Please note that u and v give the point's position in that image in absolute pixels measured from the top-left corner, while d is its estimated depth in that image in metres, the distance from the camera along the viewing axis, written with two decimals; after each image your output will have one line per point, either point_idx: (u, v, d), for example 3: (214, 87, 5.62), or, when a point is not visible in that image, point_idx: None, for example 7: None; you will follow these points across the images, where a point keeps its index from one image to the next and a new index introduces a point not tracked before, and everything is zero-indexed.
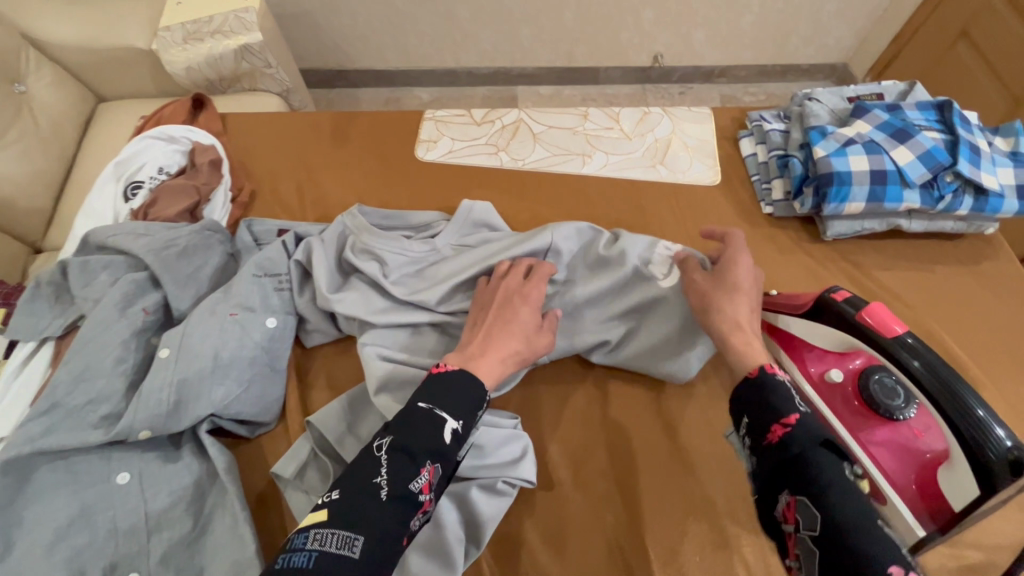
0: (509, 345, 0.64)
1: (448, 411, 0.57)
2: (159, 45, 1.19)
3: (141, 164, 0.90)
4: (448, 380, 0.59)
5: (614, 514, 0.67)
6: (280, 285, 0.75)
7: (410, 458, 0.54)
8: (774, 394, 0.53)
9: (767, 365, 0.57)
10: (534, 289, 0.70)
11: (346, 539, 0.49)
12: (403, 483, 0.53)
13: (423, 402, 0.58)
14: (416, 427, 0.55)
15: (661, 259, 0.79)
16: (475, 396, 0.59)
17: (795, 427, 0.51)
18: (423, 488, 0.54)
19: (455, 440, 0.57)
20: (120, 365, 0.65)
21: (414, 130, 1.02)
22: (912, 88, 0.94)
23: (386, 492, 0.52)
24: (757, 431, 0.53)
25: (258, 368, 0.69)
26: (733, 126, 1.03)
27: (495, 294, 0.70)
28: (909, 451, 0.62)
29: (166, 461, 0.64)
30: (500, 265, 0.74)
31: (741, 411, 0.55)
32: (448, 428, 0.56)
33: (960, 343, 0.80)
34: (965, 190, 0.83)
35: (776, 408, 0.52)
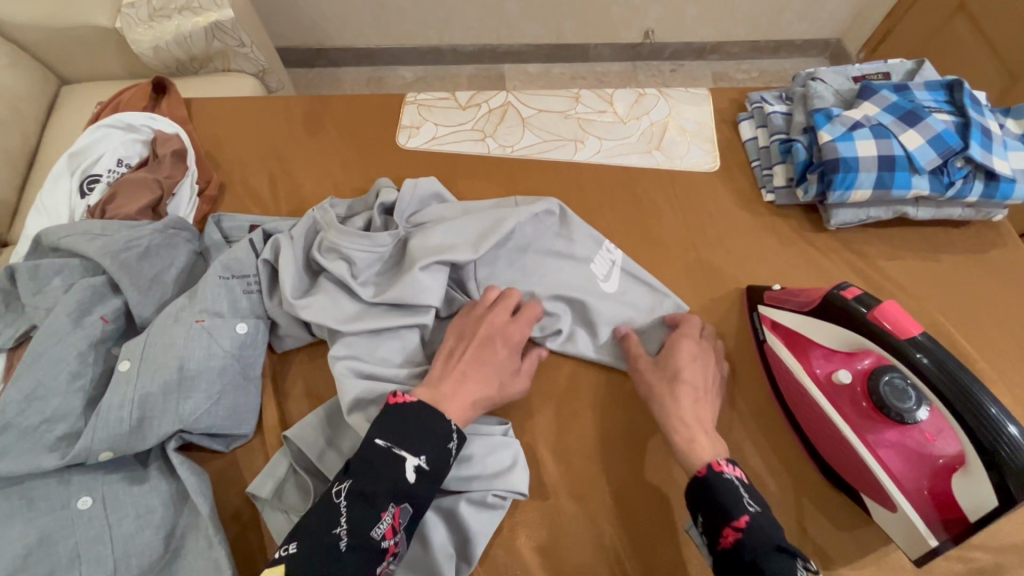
0: (484, 388, 0.62)
1: (408, 448, 0.55)
2: (123, 22, 1.10)
3: (97, 156, 0.83)
4: (410, 414, 0.57)
5: (614, 525, 0.64)
6: (249, 287, 0.69)
7: (370, 502, 0.53)
8: (725, 496, 0.55)
9: (715, 461, 0.58)
10: (518, 329, 0.68)
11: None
12: (363, 532, 0.52)
13: (381, 440, 0.55)
14: (375, 469, 0.54)
15: (604, 260, 0.79)
16: (440, 425, 0.57)
17: (746, 531, 0.53)
18: (386, 533, 0.53)
19: (420, 478, 0.55)
20: (77, 380, 0.60)
21: (395, 115, 0.95)
22: (920, 67, 0.89)
23: (346, 543, 0.51)
24: (711, 532, 0.55)
25: (230, 377, 0.64)
26: (732, 108, 0.98)
27: (477, 330, 0.66)
28: (921, 455, 0.59)
29: (132, 482, 0.60)
30: (489, 291, 0.70)
31: (695, 509, 0.57)
32: (409, 466, 0.55)
33: (966, 335, 0.77)
34: (976, 175, 0.79)
35: (727, 510, 0.54)
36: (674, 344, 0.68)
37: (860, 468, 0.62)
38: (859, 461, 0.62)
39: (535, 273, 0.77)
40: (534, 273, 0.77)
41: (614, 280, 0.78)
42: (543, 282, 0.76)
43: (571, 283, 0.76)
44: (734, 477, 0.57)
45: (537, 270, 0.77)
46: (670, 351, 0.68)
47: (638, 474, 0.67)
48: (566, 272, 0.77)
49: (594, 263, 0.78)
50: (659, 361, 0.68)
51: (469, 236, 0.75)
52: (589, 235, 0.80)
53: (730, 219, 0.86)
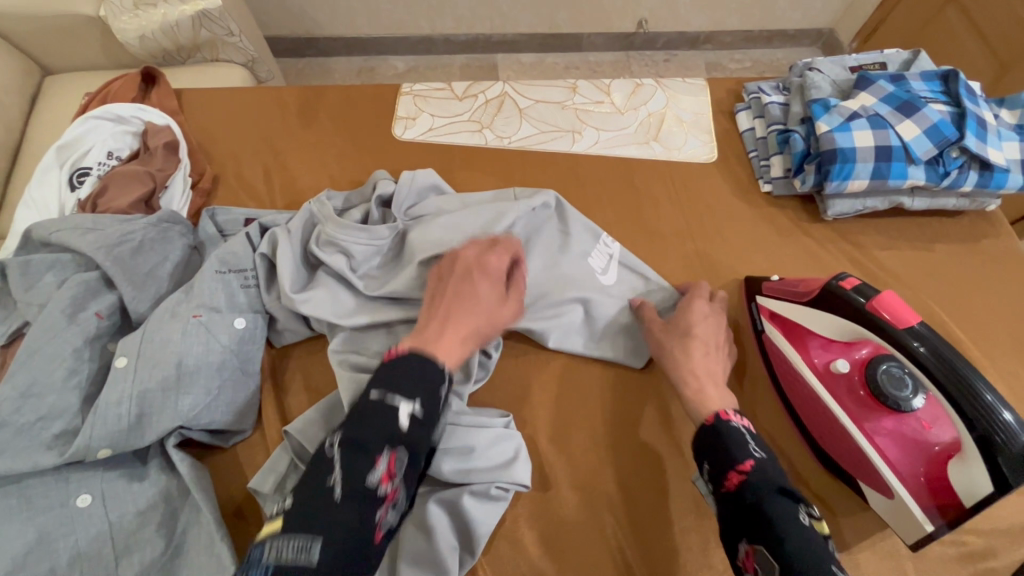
0: (469, 323, 0.61)
1: (402, 394, 0.52)
2: (108, 11, 1.07)
3: (87, 149, 0.81)
4: (400, 363, 0.54)
5: (614, 515, 0.64)
6: (246, 281, 0.69)
7: (363, 449, 0.48)
8: (732, 442, 0.57)
9: (723, 410, 0.60)
10: (495, 258, 0.66)
11: (302, 546, 0.43)
12: (357, 478, 0.47)
13: (375, 391, 0.52)
14: (366, 419, 0.50)
15: (601, 254, 0.79)
16: (431, 369, 0.54)
17: (751, 473, 0.54)
18: (382, 479, 0.48)
19: (415, 424, 0.52)
20: (72, 378, 0.59)
21: (390, 106, 0.94)
22: (916, 57, 0.89)
23: (340, 493, 0.46)
24: (716, 478, 0.56)
25: (229, 372, 0.63)
26: (729, 99, 0.98)
27: (455, 266, 0.65)
28: (917, 442, 0.60)
29: (132, 479, 0.59)
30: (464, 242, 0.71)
31: (701, 458, 0.58)
32: (405, 412, 0.51)
33: (960, 325, 0.78)
34: (970, 166, 0.80)
35: (734, 454, 0.56)
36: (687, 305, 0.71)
37: (857, 455, 0.63)
38: (857, 450, 0.62)
39: (535, 265, 0.76)
40: (534, 265, 0.76)
41: (612, 275, 0.78)
42: (541, 275, 0.76)
43: (571, 278, 0.76)
44: (742, 426, 0.59)
45: (539, 266, 0.76)
46: (692, 329, 0.67)
47: (638, 464, 0.67)
48: (565, 267, 0.77)
49: (592, 258, 0.78)
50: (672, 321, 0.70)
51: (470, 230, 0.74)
52: (586, 228, 0.80)
53: (727, 211, 0.86)
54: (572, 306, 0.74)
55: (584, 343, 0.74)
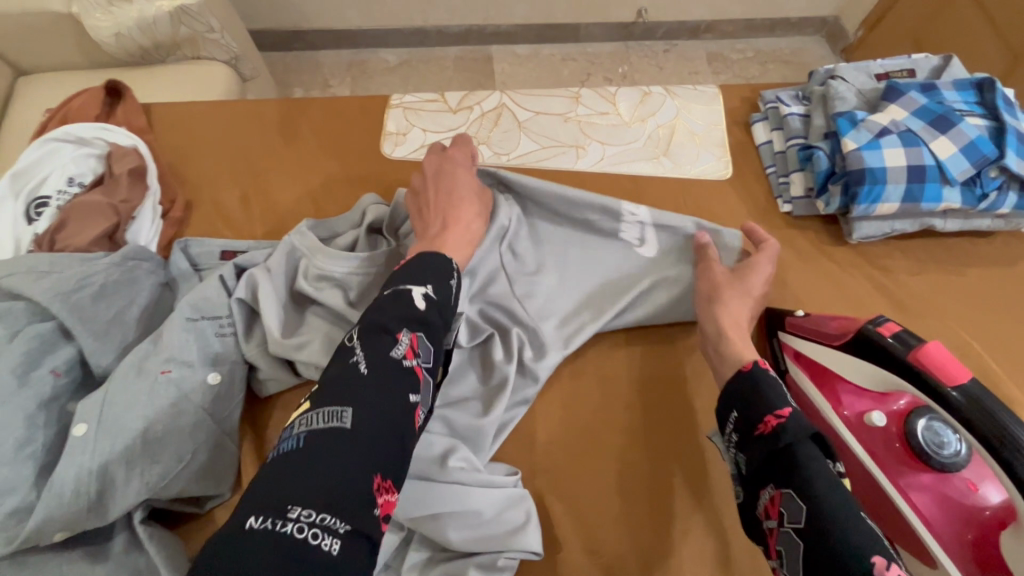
0: (464, 219, 0.65)
1: (412, 282, 0.53)
2: (80, 8, 1.00)
3: (44, 176, 0.74)
4: (411, 262, 0.55)
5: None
6: (222, 329, 0.62)
7: (381, 329, 0.48)
8: (768, 391, 0.52)
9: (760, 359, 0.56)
10: (461, 155, 0.71)
11: (333, 412, 0.42)
12: (381, 352, 0.47)
13: (387, 288, 0.53)
14: (382, 308, 0.50)
15: (632, 224, 0.73)
16: (439, 262, 0.56)
17: (789, 419, 0.50)
18: (407, 354, 0.48)
19: (430, 306, 0.52)
20: (25, 448, 0.53)
21: (378, 119, 0.87)
22: (947, 63, 0.82)
23: (365, 367, 0.45)
24: (746, 426, 0.52)
25: (204, 433, 0.57)
26: (744, 108, 0.91)
27: (427, 174, 0.69)
28: (963, 506, 0.54)
29: (96, 559, 0.53)
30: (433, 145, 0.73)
31: (729, 404, 0.54)
32: (418, 294, 0.52)
33: (996, 358, 0.73)
34: (1010, 186, 0.74)
35: (769, 400, 0.51)
36: (752, 263, 0.67)
37: (894, 517, 0.57)
38: (894, 511, 0.57)
39: (545, 287, 0.72)
40: (546, 289, 0.72)
41: (651, 244, 0.73)
42: (554, 301, 0.72)
43: (606, 271, 0.74)
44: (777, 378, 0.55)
45: (553, 286, 0.72)
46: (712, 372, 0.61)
47: (656, 530, 0.61)
48: (602, 266, 0.74)
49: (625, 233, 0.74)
50: (734, 277, 0.66)
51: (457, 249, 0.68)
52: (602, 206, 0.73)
53: None
54: (612, 300, 0.71)
55: (644, 309, 0.71)
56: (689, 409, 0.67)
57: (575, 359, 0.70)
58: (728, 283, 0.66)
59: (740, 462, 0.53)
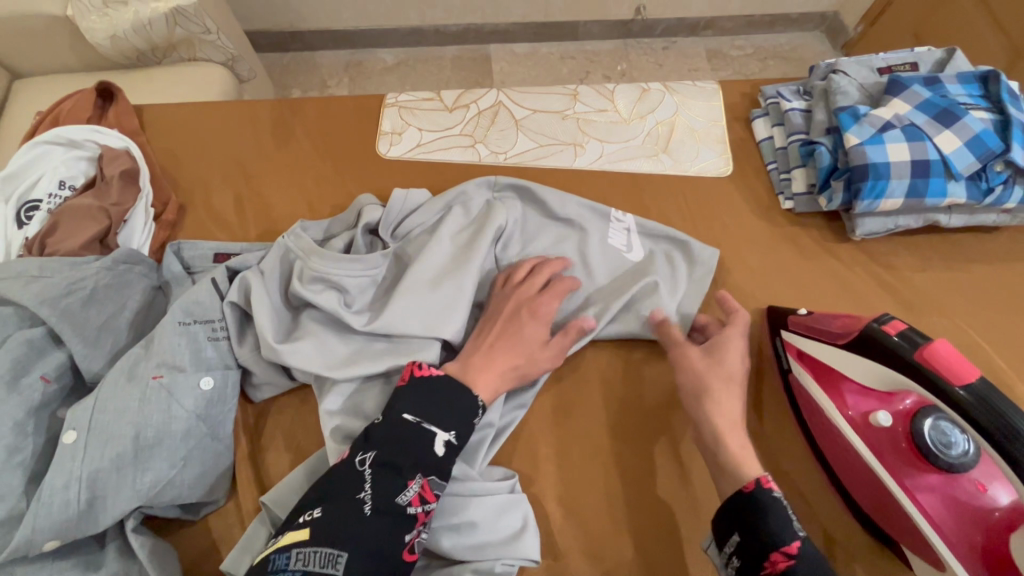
0: (507, 365, 0.61)
1: (437, 423, 0.55)
2: (75, 10, 0.98)
3: (36, 179, 0.73)
4: (433, 387, 0.57)
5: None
6: (214, 333, 0.61)
7: (396, 471, 0.51)
8: (773, 517, 0.50)
9: (763, 477, 0.52)
10: (546, 304, 0.65)
11: (329, 557, 0.46)
12: (389, 498, 0.50)
13: (410, 415, 0.54)
14: (403, 443, 0.53)
15: (618, 230, 0.75)
16: (464, 400, 0.57)
17: (797, 559, 0.47)
18: (413, 501, 0.51)
19: (449, 452, 0.54)
20: (14, 456, 0.52)
21: (373, 119, 0.86)
22: (951, 56, 0.81)
23: (370, 508, 0.49)
24: (751, 556, 0.49)
25: (196, 440, 0.56)
26: (744, 103, 0.90)
27: (504, 309, 0.65)
28: (970, 507, 0.53)
29: (87, 569, 0.52)
30: (518, 270, 0.69)
31: (730, 526, 0.52)
32: (439, 439, 0.54)
33: (1004, 356, 0.71)
34: (1016, 180, 0.72)
35: (774, 532, 0.49)
36: (725, 339, 0.63)
37: (899, 518, 0.56)
38: (901, 513, 0.56)
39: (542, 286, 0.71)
40: None
41: (638, 248, 0.75)
42: None
43: (598, 272, 0.73)
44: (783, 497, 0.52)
45: None
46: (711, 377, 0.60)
47: (664, 537, 0.60)
48: (594, 265, 0.73)
49: (613, 237, 0.75)
50: (711, 353, 0.62)
51: (457, 249, 0.69)
52: (591, 208, 0.76)
53: (746, 230, 0.79)
54: (604, 301, 0.70)
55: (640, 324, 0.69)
56: None
57: (572, 358, 0.69)
58: (708, 371, 0.61)
59: None
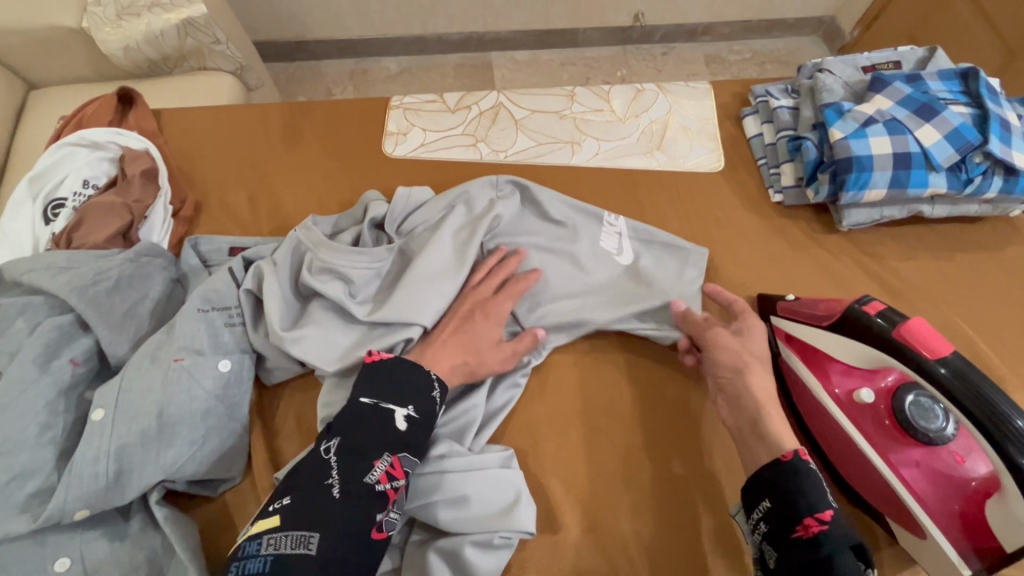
0: (457, 357, 0.64)
1: (394, 401, 0.58)
2: (90, 22, 1.03)
3: (60, 178, 0.77)
4: (386, 368, 0.60)
5: (639, 563, 0.60)
6: (230, 320, 0.65)
7: (362, 452, 0.54)
8: (809, 485, 0.52)
9: (801, 449, 0.54)
10: (499, 304, 0.69)
11: (301, 538, 0.48)
12: (357, 477, 0.53)
13: (367, 398, 0.57)
14: (364, 425, 0.56)
15: (610, 233, 0.78)
16: (416, 375, 0.60)
17: (830, 525, 0.50)
18: (381, 478, 0.53)
19: (411, 426, 0.57)
20: (46, 433, 0.56)
21: (379, 120, 0.90)
22: (932, 54, 0.84)
23: (339, 491, 0.52)
24: (782, 522, 0.51)
25: (214, 420, 0.60)
26: (735, 102, 0.94)
27: (458, 310, 0.68)
28: (949, 477, 0.56)
29: (114, 538, 0.56)
30: (473, 272, 0.72)
31: (761, 493, 0.54)
32: (399, 416, 0.57)
33: (987, 339, 0.74)
34: (995, 171, 0.75)
35: (810, 500, 0.51)
36: (748, 324, 0.67)
37: (884, 490, 0.59)
38: (884, 485, 0.58)
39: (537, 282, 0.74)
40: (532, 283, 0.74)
41: (628, 253, 0.78)
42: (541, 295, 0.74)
43: (589, 275, 0.75)
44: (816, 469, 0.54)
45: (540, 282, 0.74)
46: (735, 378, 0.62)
47: (659, 514, 0.63)
48: (587, 267, 0.76)
49: (605, 241, 0.78)
50: (742, 337, 0.65)
51: (456, 245, 0.72)
52: (584, 211, 0.79)
53: (736, 222, 0.82)
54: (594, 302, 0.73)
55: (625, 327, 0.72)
56: (685, 397, 0.69)
57: (570, 346, 0.72)
58: (743, 351, 0.63)
59: (766, 554, 0.53)
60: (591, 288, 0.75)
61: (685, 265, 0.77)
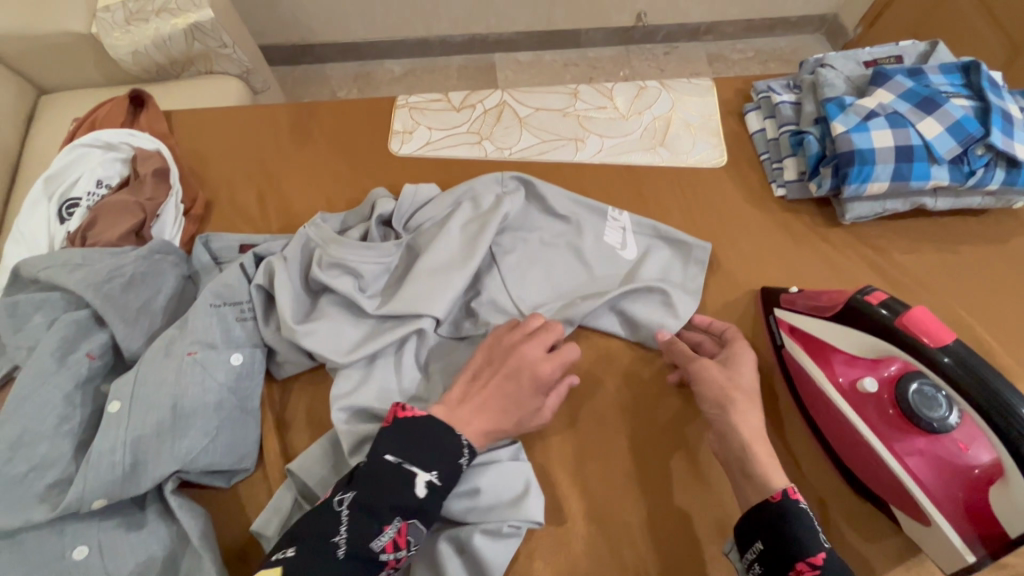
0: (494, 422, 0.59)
1: (418, 464, 0.54)
2: (98, 27, 1.05)
3: (75, 179, 0.79)
4: (419, 429, 0.55)
5: (645, 554, 0.61)
6: (242, 314, 0.66)
7: (372, 514, 0.51)
8: (798, 524, 0.51)
9: (790, 487, 0.53)
10: (550, 363, 0.61)
11: None
12: (364, 541, 0.50)
13: (391, 455, 0.54)
14: (382, 485, 0.52)
15: (614, 228, 0.79)
16: (450, 443, 0.55)
17: (823, 570, 0.48)
18: (387, 546, 0.51)
19: (431, 494, 0.53)
20: (65, 424, 0.57)
21: (385, 120, 0.91)
22: (933, 48, 0.85)
23: (343, 552, 0.50)
24: (775, 564, 0.51)
25: (226, 412, 0.61)
26: (737, 98, 0.94)
27: (504, 366, 0.61)
28: (954, 465, 0.56)
29: (130, 528, 0.57)
30: (532, 319, 0.65)
31: (753, 534, 0.53)
32: (420, 481, 0.53)
33: (991, 331, 0.74)
34: (996, 163, 0.76)
35: (801, 543, 0.50)
36: (735, 354, 0.65)
37: (888, 479, 0.59)
38: (888, 474, 0.59)
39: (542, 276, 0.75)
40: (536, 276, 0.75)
41: (632, 247, 0.78)
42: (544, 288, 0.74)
43: (593, 269, 0.76)
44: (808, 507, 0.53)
45: (545, 276, 0.75)
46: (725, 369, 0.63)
47: (664, 504, 0.63)
48: (591, 261, 0.76)
49: (610, 234, 0.79)
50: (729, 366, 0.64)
51: (463, 238, 0.73)
52: (588, 206, 0.80)
53: (740, 217, 0.83)
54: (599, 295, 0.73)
55: (626, 320, 0.74)
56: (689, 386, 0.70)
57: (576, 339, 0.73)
58: (730, 386, 0.61)
59: None
60: (596, 281, 0.75)
61: (687, 261, 0.78)
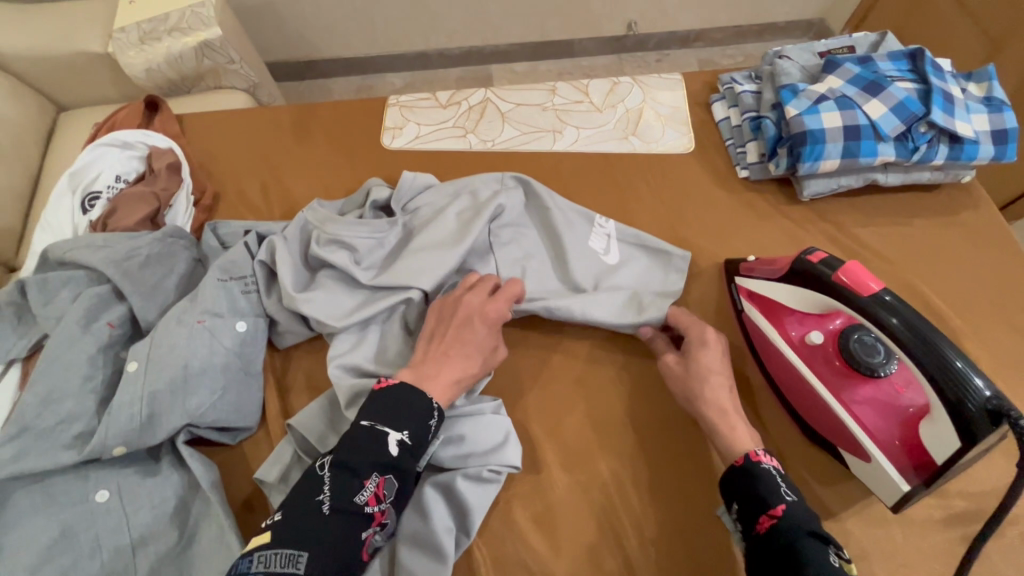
0: (462, 369, 0.65)
1: (391, 424, 0.58)
2: (115, 47, 1.14)
3: (95, 174, 0.87)
4: (393, 395, 0.60)
5: (626, 518, 0.66)
6: (246, 287, 0.73)
7: (353, 472, 0.55)
8: (761, 484, 0.56)
9: (752, 452, 0.59)
10: (495, 306, 0.69)
11: (290, 557, 0.50)
12: (348, 496, 0.54)
13: (366, 420, 0.59)
14: (359, 446, 0.57)
15: (599, 235, 0.83)
16: (423, 402, 0.60)
17: (782, 517, 0.53)
18: (369, 500, 0.55)
19: (403, 451, 0.58)
20: (89, 382, 0.64)
21: (378, 117, 0.99)
22: (882, 39, 0.92)
23: (328, 507, 0.54)
24: (746, 519, 0.56)
25: (232, 373, 0.68)
26: (704, 90, 1.01)
27: (456, 315, 0.68)
28: (890, 405, 0.62)
29: (146, 475, 0.64)
30: (470, 278, 0.74)
31: (730, 497, 0.59)
32: (393, 440, 0.58)
33: (943, 297, 0.80)
34: (939, 139, 0.82)
35: (761, 496, 0.55)
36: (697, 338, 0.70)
37: (835, 422, 0.64)
38: (834, 418, 0.64)
39: (528, 255, 0.81)
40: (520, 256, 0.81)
41: (615, 253, 0.82)
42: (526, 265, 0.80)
43: (573, 269, 0.79)
44: (772, 467, 0.58)
45: (527, 258, 0.81)
46: (698, 350, 0.68)
47: (625, 454, 0.69)
48: (572, 263, 0.80)
49: (593, 239, 0.83)
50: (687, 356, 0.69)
51: (457, 223, 0.79)
52: (578, 212, 0.84)
53: (706, 198, 0.89)
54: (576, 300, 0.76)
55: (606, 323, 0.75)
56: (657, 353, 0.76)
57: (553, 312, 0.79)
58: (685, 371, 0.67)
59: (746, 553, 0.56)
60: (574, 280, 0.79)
61: (667, 268, 0.81)
